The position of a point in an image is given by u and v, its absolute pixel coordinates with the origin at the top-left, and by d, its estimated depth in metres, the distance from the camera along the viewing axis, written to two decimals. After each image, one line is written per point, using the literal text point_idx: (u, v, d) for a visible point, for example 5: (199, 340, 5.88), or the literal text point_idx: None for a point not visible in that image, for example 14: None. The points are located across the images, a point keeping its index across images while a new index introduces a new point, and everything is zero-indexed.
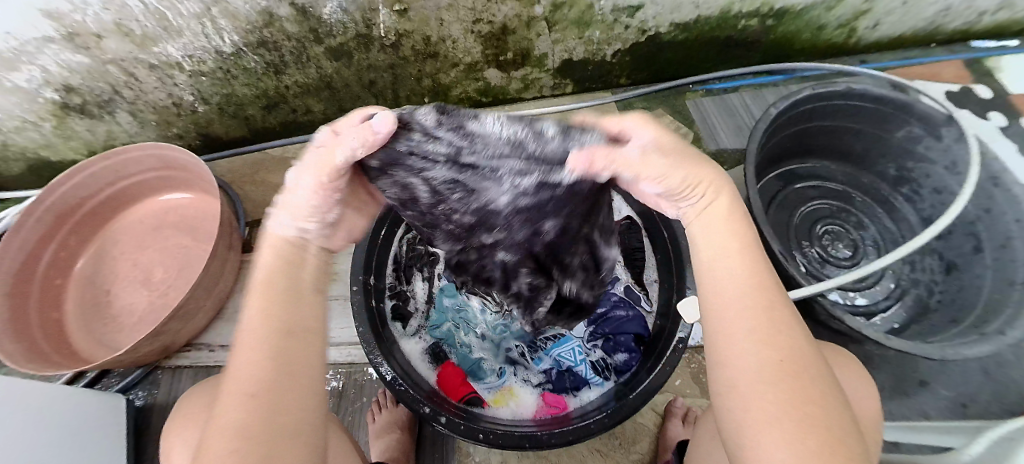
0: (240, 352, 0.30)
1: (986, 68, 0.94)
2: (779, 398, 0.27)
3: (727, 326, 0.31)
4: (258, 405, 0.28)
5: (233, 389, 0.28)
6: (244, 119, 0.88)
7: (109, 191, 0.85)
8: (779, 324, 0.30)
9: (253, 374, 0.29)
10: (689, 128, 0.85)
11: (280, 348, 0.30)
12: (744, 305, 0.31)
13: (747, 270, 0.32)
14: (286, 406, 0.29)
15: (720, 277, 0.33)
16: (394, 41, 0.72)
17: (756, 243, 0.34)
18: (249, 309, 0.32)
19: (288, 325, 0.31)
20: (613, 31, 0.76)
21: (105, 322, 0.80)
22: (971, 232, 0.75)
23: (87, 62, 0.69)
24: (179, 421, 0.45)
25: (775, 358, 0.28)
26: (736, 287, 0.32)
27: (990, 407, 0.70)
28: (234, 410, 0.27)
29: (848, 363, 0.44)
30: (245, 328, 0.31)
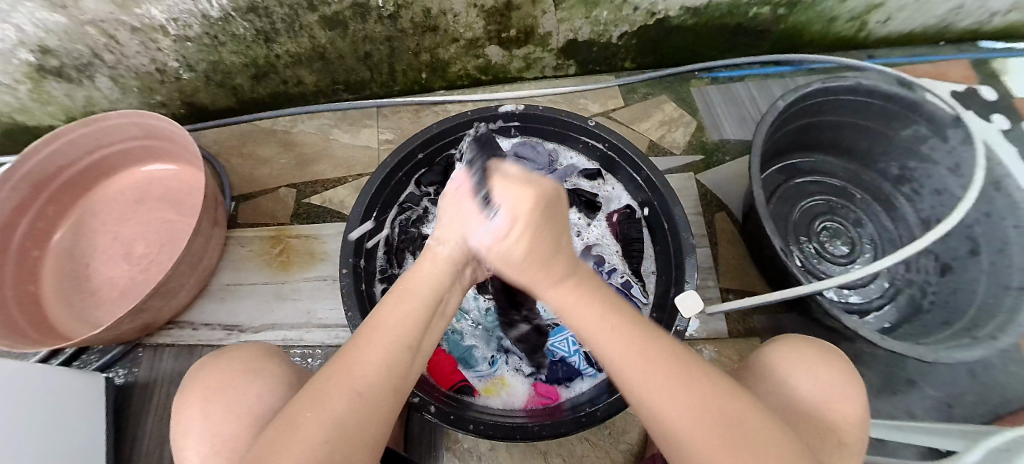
0: (356, 347, 0.31)
1: (992, 69, 0.93)
2: (713, 445, 0.27)
3: (650, 400, 0.29)
4: (357, 398, 0.28)
5: (347, 378, 0.29)
6: (232, 89, 0.84)
7: (89, 159, 0.82)
8: (670, 369, 0.30)
9: (378, 376, 0.30)
10: (692, 116, 0.83)
11: (403, 360, 0.31)
12: (645, 377, 0.30)
13: (618, 338, 0.32)
14: (381, 419, 0.29)
15: (602, 356, 0.32)
16: (392, 12, 0.69)
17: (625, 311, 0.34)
18: (391, 301, 0.34)
19: (414, 340, 0.32)
20: (620, 12, 0.74)
21: (84, 296, 0.77)
22: (969, 235, 0.75)
23: (64, 23, 0.65)
24: (193, 392, 0.41)
25: (686, 408, 0.28)
26: (621, 359, 0.31)
27: (975, 408, 0.70)
28: (342, 400, 0.28)
29: (833, 361, 0.44)
30: (381, 320, 0.33)
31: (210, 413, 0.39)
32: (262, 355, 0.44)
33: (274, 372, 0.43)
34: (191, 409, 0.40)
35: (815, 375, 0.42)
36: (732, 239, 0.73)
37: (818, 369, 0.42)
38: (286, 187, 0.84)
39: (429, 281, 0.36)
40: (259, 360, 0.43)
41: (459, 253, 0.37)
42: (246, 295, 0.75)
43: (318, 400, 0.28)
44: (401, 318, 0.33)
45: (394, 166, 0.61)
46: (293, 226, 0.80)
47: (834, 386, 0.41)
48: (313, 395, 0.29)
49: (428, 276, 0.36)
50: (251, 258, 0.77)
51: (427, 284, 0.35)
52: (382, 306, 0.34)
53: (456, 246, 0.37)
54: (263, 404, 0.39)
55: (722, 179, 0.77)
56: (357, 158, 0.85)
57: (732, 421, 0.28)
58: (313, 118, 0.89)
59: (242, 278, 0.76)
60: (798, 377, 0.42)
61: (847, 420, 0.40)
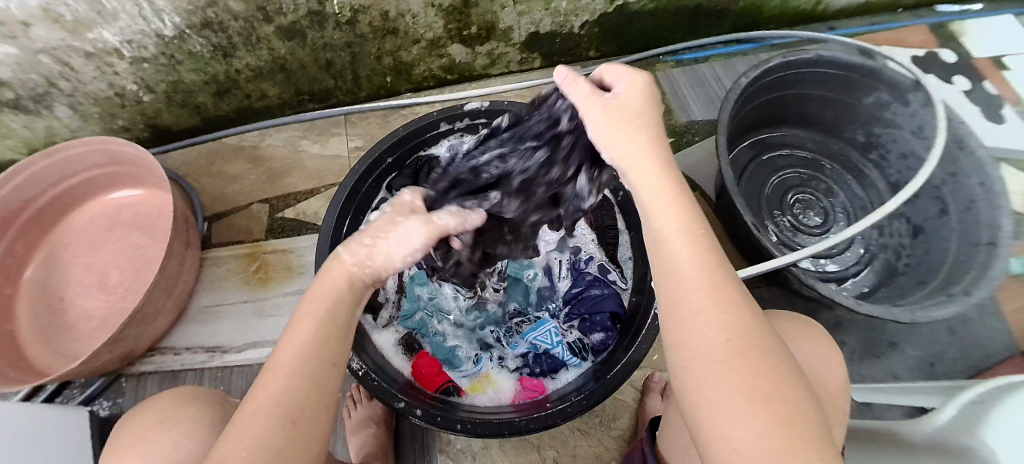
0: (275, 373, 0.29)
1: (949, 31, 0.94)
2: (739, 372, 0.24)
3: (680, 307, 0.28)
4: (290, 424, 0.27)
5: (262, 407, 0.27)
6: (195, 108, 0.82)
7: (54, 191, 0.80)
8: (726, 291, 0.28)
9: (300, 398, 0.29)
10: (660, 100, 0.84)
11: (324, 376, 0.31)
12: (689, 281, 0.28)
13: (693, 247, 0.30)
14: (315, 439, 0.28)
15: (668, 258, 0.30)
16: (349, 18, 0.68)
17: (697, 214, 0.32)
18: (290, 331, 0.32)
19: (333, 357, 0.32)
20: (579, 2, 0.74)
21: (61, 330, 0.75)
22: (937, 196, 0.77)
23: (15, 53, 0.63)
24: (128, 437, 0.41)
25: (730, 329, 0.26)
26: (683, 265, 0.29)
27: (955, 364, 0.72)
28: (262, 428, 0.26)
29: (811, 332, 0.45)
30: (285, 347, 0.31)
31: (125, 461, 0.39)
32: (179, 399, 0.43)
33: (192, 416, 0.42)
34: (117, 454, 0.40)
35: (799, 343, 0.43)
36: (707, 219, 0.74)
37: (800, 340, 0.44)
38: (259, 202, 0.83)
39: (325, 304, 0.34)
40: (177, 405, 0.43)
41: (370, 273, 0.37)
42: (226, 316, 0.74)
43: (241, 432, 0.26)
44: (318, 335, 0.32)
45: (362, 174, 0.60)
46: (268, 241, 0.79)
47: (819, 357, 0.42)
48: (239, 427, 0.27)
49: (338, 289, 0.35)
50: (228, 277, 0.76)
51: (340, 299, 0.35)
52: (295, 330, 0.32)
53: (373, 269, 0.37)
54: (179, 451, 0.38)
55: (693, 161, 0.78)
56: (328, 167, 0.84)
57: (763, 357, 0.25)
58: (281, 131, 0.88)
59: (220, 298, 0.75)
60: (784, 344, 0.43)
61: (833, 387, 0.41)
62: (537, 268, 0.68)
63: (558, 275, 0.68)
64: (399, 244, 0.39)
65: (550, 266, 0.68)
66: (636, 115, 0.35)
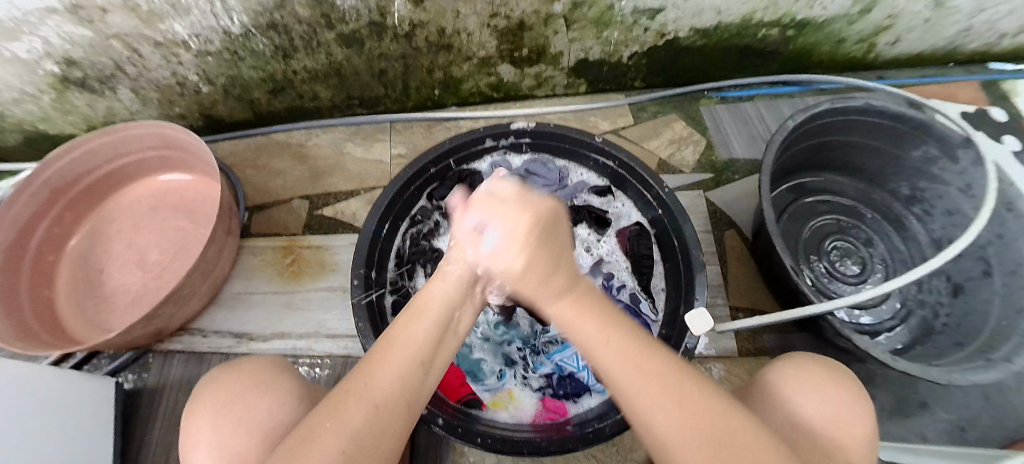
0: (377, 362, 0.33)
1: (1002, 91, 0.93)
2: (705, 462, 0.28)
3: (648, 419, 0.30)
4: (375, 410, 0.30)
5: (366, 392, 0.30)
6: (249, 102, 0.86)
7: (108, 168, 0.84)
8: (665, 381, 0.31)
9: (393, 390, 0.31)
10: (701, 134, 0.84)
11: (416, 375, 0.33)
12: (650, 394, 0.31)
13: (623, 350, 0.33)
14: (396, 430, 0.30)
15: (605, 368, 0.33)
16: (408, 31, 0.71)
17: (637, 332, 0.35)
18: (400, 326, 0.36)
19: (426, 357, 0.34)
20: (631, 33, 0.75)
21: (97, 302, 0.78)
22: (981, 256, 0.75)
23: (90, 36, 0.67)
24: (216, 396, 0.42)
25: (686, 422, 0.29)
26: (625, 372, 0.32)
27: (989, 433, 0.69)
28: (362, 410, 0.29)
29: (844, 380, 0.44)
30: (395, 338, 0.35)
31: (218, 425, 0.40)
32: (269, 367, 0.46)
33: (286, 388, 0.44)
34: (209, 410, 0.41)
35: (824, 392, 0.43)
36: (741, 258, 0.73)
37: (827, 386, 0.43)
38: (299, 199, 0.85)
39: (423, 308, 0.38)
40: (269, 373, 0.45)
41: (468, 272, 0.42)
42: (256, 305, 0.76)
43: (338, 411, 0.29)
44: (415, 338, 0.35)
45: (409, 180, 0.62)
46: (304, 237, 0.81)
47: (845, 405, 0.42)
48: (334, 408, 0.30)
49: (447, 295, 0.40)
50: (262, 268, 0.78)
51: (441, 307, 0.39)
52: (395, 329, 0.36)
53: (466, 266, 0.42)
54: (275, 421, 0.40)
55: (731, 198, 0.78)
56: (369, 171, 0.86)
57: (740, 450, 0.28)
58: (327, 131, 0.90)
59: (252, 288, 0.77)
60: (798, 392, 0.43)
61: (856, 440, 0.40)
62: None
63: None
64: (469, 235, 0.43)
65: None
66: (535, 235, 0.39)
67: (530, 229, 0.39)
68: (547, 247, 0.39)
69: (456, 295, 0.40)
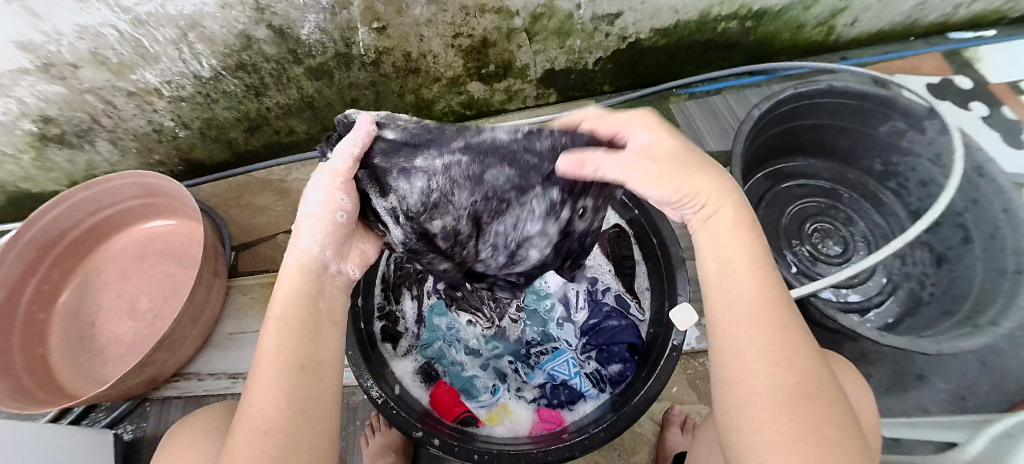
0: (255, 385, 0.30)
1: (965, 59, 0.95)
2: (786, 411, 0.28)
3: (745, 333, 0.32)
4: (263, 438, 0.28)
5: (252, 424, 0.29)
6: (227, 143, 0.86)
7: (91, 220, 0.84)
8: (783, 331, 0.32)
9: (273, 409, 0.29)
10: (673, 132, 0.85)
11: (298, 382, 0.31)
12: (758, 319, 0.32)
13: (758, 289, 0.34)
14: (295, 446, 0.29)
15: (731, 306, 0.34)
16: (374, 59, 0.72)
17: (769, 270, 0.35)
18: (266, 336, 0.32)
19: (300, 357, 0.32)
20: (593, 40, 0.76)
21: (92, 356, 0.78)
22: (960, 223, 0.76)
23: (64, 93, 0.68)
24: (171, 451, 0.43)
25: (796, 380, 0.30)
26: (749, 322, 0.32)
27: (988, 398, 0.69)
28: (252, 444, 0.28)
29: (847, 371, 0.47)
30: (263, 351, 0.32)
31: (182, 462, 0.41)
32: (222, 412, 0.46)
33: (234, 428, 0.44)
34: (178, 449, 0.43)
35: (836, 380, 0.44)
36: None
37: (842, 377, 0.45)
38: (284, 233, 0.86)
39: (285, 308, 0.34)
40: (223, 416, 0.46)
41: (307, 262, 0.37)
42: (250, 344, 0.76)
43: (231, 451, 0.28)
44: (282, 342, 0.32)
45: None
46: None
47: (851, 399, 0.43)
48: (229, 450, 0.28)
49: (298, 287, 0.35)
50: (253, 306, 0.78)
51: (294, 301, 0.34)
52: (261, 342, 0.32)
53: (306, 255, 0.37)
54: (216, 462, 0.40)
55: None
56: None
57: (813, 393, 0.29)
58: (307, 164, 0.91)
59: (245, 327, 0.77)
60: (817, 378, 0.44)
61: (866, 422, 0.42)
62: (554, 298, 0.69)
63: (575, 305, 0.68)
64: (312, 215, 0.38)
65: (568, 296, 0.69)
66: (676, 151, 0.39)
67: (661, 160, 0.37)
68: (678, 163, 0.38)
69: (310, 283, 0.36)
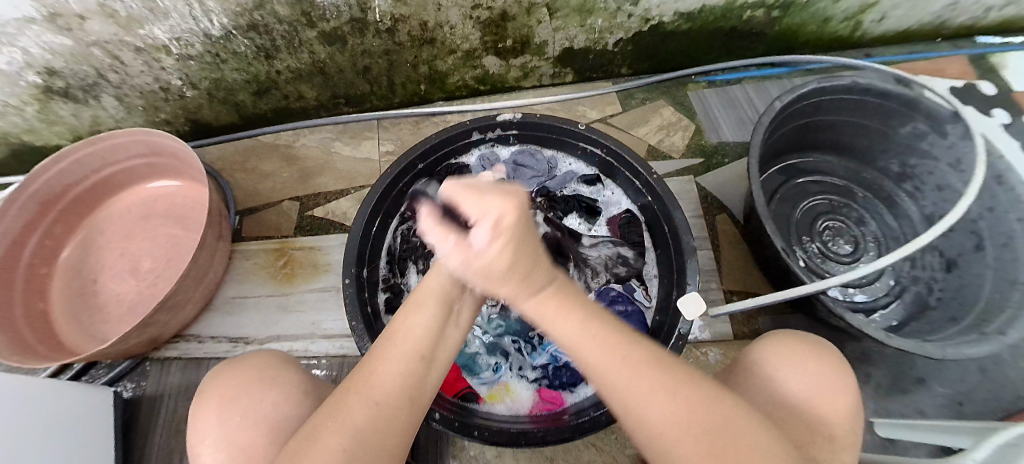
0: (379, 361, 0.33)
1: (990, 64, 0.93)
2: (695, 448, 0.28)
3: (627, 388, 0.30)
4: (377, 407, 0.30)
5: (373, 390, 0.31)
6: (235, 105, 0.85)
7: (95, 177, 0.83)
8: (653, 373, 0.31)
9: (395, 391, 0.31)
10: (690, 120, 0.84)
11: (419, 371, 0.33)
12: (626, 370, 0.31)
13: (604, 338, 0.32)
14: (399, 429, 0.31)
15: (577, 347, 0.32)
16: (389, 26, 0.70)
17: (601, 318, 0.33)
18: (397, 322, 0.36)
19: (426, 350, 0.35)
20: (615, 20, 0.75)
21: (92, 313, 0.78)
22: (973, 230, 0.75)
23: (70, 45, 0.66)
24: (219, 394, 0.43)
25: (681, 410, 0.29)
26: (607, 367, 0.31)
27: (985, 405, 0.70)
28: (367, 410, 0.30)
29: (824, 355, 0.45)
30: (403, 330, 0.35)
31: (226, 418, 0.41)
32: (275, 362, 0.46)
33: (290, 380, 0.45)
34: (259, 388, 0.42)
35: (805, 366, 0.43)
36: (733, 241, 0.73)
37: (806, 364, 0.43)
38: (290, 200, 0.85)
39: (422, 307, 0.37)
40: (275, 367, 0.46)
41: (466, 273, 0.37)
42: (252, 309, 0.76)
43: (340, 411, 0.30)
44: (410, 335, 0.35)
45: (395, 178, 0.61)
46: (297, 238, 0.81)
47: (827, 386, 0.42)
48: (337, 411, 0.30)
49: (434, 286, 0.39)
50: (256, 271, 0.78)
51: (432, 303, 0.37)
52: (402, 325, 0.36)
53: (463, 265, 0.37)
54: (278, 412, 0.41)
55: (722, 182, 0.78)
56: (358, 170, 0.86)
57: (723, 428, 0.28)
58: (315, 131, 0.90)
59: (247, 291, 0.77)
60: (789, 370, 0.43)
61: (839, 414, 0.41)
62: None
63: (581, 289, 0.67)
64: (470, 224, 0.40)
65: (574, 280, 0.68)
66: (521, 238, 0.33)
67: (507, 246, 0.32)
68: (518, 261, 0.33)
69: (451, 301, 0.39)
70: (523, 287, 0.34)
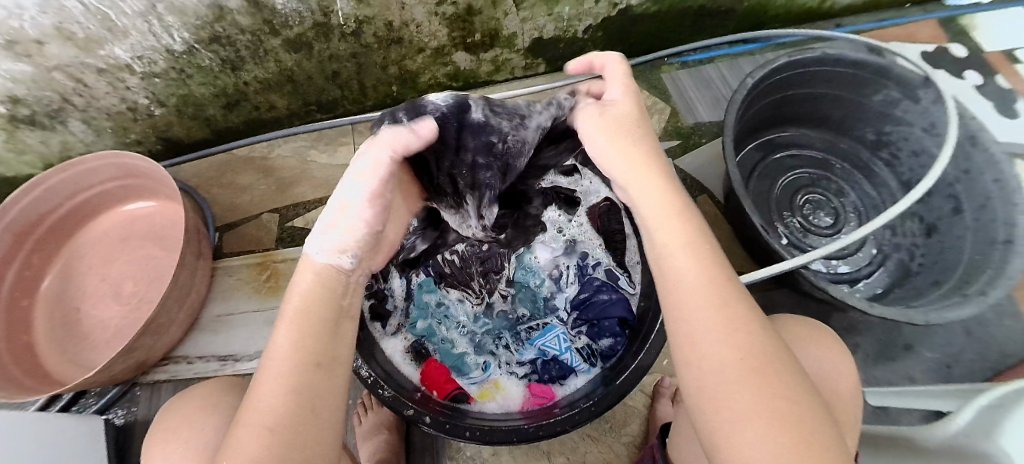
0: (262, 381, 0.29)
1: (959, 26, 0.93)
2: (751, 391, 0.26)
3: (696, 319, 0.30)
4: (267, 434, 0.27)
5: (257, 414, 0.28)
6: (206, 120, 0.84)
7: (69, 204, 0.81)
8: (734, 308, 0.30)
9: (280, 409, 0.28)
10: (665, 102, 0.84)
11: (309, 382, 0.29)
12: (705, 299, 0.30)
13: (697, 262, 0.32)
14: (304, 444, 0.28)
15: (675, 276, 0.32)
16: (355, 29, 0.69)
17: (700, 230, 0.34)
18: (279, 326, 0.31)
19: (319, 356, 0.31)
20: (582, 6, 0.74)
21: (77, 341, 0.77)
22: (951, 193, 0.75)
23: (30, 71, 0.65)
24: (170, 430, 0.42)
25: (746, 349, 0.28)
26: (692, 284, 0.31)
27: (972, 365, 0.71)
28: (254, 441, 0.27)
29: (826, 338, 0.45)
30: (274, 342, 0.31)
31: (175, 451, 0.40)
32: (220, 389, 0.46)
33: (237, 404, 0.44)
34: (203, 417, 0.42)
35: (815, 351, 0.43)
36: (714, 221, 0.74)
37: (813, 346, 0.43)
38: (269, 213, 0.84)
39: (292, 307, 0.32)
40: (220, 394, 0.45)
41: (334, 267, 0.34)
42: (238, 325, 0.75)
43: (232, 448, 0.27)
44: (290, 342, 0.30)
45: None
46: (279, 250, 0.80)
47: (833, 365, 0.42)
48: (231, 444, 0.27)
49: (330, 276, 0.34)
50: (239, 287, 0.77)
51: (314, 295, 0.33)
52: (277, 335, 0.31)
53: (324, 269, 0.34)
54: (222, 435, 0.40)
55: (700, 163, 0.78)
56: (336, 177, 0.85)
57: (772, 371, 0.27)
58: (290, 141, 0.89)
59: (232, 308, 0.76)
60: (806, 350, 0.43)
61: (846, 398, 0.41)
62: (543, 275, 0.68)
63: (565, 281, 0.67)
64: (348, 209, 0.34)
65: (558, 272, 0.68)
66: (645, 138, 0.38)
67: (615, 122, 0.38)
68: (632, 128, 0.38)
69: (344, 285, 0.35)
70: (651, 157, 0.36)
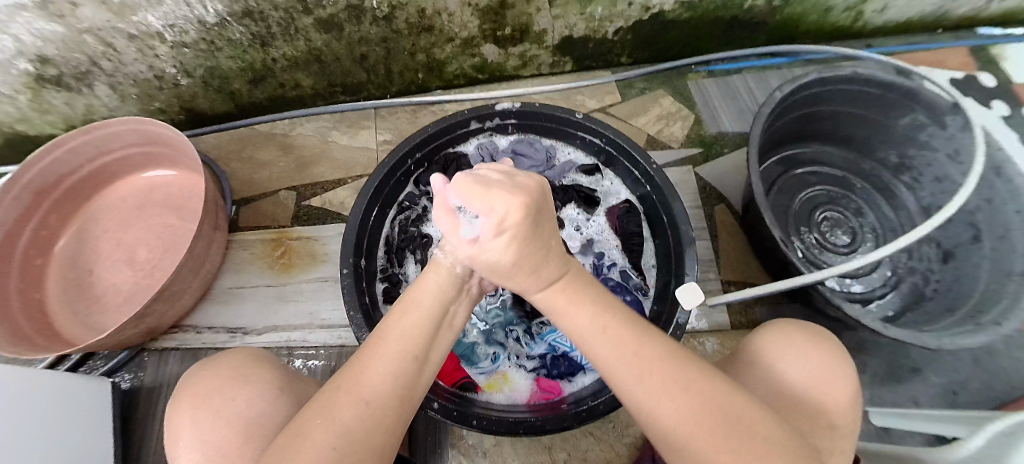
0: (368, 358, 0.34)
1: (990, 55, 0.92)
2: (710, 445, 0.28)
3: (627, 383, 0.32)
4: (364, 405, 0.30)
5: (359, 385, 0.31)
6: (230, 94, 0.84)
7: (89, 167, 0.82)
8: (664, 368, 0.31)
9: (384, 385, 0.32)
10: (690, 109, 0.83)
11: (408, 369, 0.34)
12: (634, 366, 0.32)
13: (616, 332, 0.34)
14: (386, 427, 0.31)
15: (601, 357, 0.33)
16: (387, 13, 0.69)
17: (626, 322, 0.35)
18: (394, 317, 0.37)
19: (419, 351, 0.35)
20: (615, 8, 0.74)
21: (89, 303, 0.78)
22: (970, 221, 0.75)
23: (61, 31, 0.65)
24: (195, 393, 0.43)
25: (689, 403, 0.29)
26: (620, 361, 0.32)
27: (978, 395, 0.70)
28: (349, 409, 0.30)
29: (821, 342, 0.45)
30: (390, 326, 0.36)
31: (200, 418, 0.41)
32: (249, 359, 0.46)
33: (265, 378, 0.44)
34: (233, 388, 0.42)
35: (802, 358, 0.43)
36: (731, 231, 0.74)
37: (806, 352, 0.43)
38: (287, 190, 0.84)
39: (410, 308, 0.38)
40: (249, 364, 0.45)
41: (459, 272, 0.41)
42: (249, 299, 0.75)
43: (328, 409, 0.30)
44: (402, 335, 0.35)
45: (391, 169, 0.60)
46: (294, 228, 0.80)
47: (828, 369, 0.42)
48: (321, 408, 0.31)
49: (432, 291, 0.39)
50: (253, 261, 0.78)
51: (426, 296, 0.39)
52: (388, 324, 0.36)
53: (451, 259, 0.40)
54: (253, 410, 0.41)
55: (720, 172, 0.77)
56: (356, 159, 0.86)
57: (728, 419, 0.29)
58: (312, 120, 0.89)
59: (244, 281, 0.77)
60: (792, 357, 0.43)
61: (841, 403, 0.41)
62: None
63: None
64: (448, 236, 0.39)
65: None
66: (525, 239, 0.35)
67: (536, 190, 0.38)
68: (533, 253, 0.35)
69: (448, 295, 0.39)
70: (534, 284, 0.37)
